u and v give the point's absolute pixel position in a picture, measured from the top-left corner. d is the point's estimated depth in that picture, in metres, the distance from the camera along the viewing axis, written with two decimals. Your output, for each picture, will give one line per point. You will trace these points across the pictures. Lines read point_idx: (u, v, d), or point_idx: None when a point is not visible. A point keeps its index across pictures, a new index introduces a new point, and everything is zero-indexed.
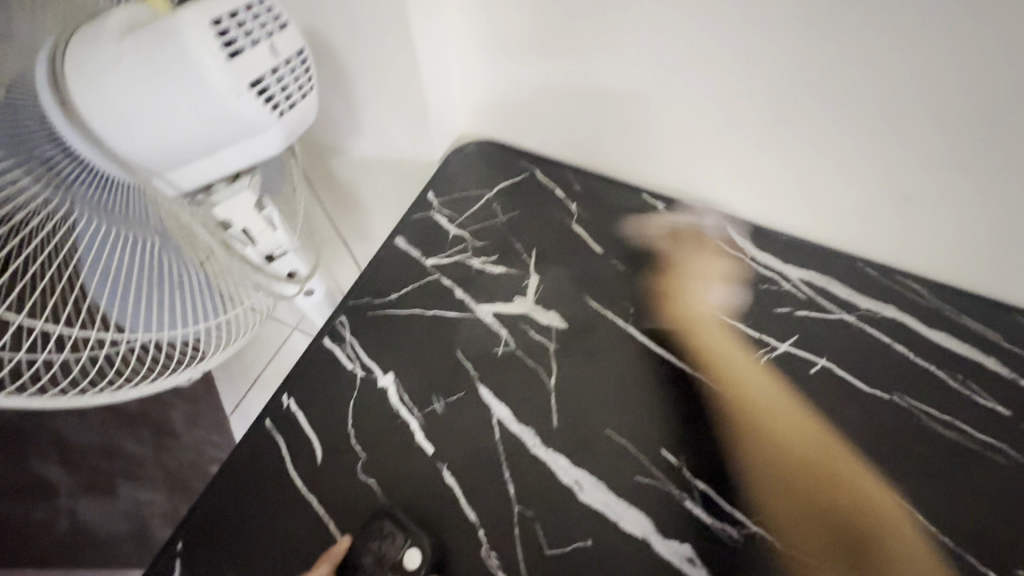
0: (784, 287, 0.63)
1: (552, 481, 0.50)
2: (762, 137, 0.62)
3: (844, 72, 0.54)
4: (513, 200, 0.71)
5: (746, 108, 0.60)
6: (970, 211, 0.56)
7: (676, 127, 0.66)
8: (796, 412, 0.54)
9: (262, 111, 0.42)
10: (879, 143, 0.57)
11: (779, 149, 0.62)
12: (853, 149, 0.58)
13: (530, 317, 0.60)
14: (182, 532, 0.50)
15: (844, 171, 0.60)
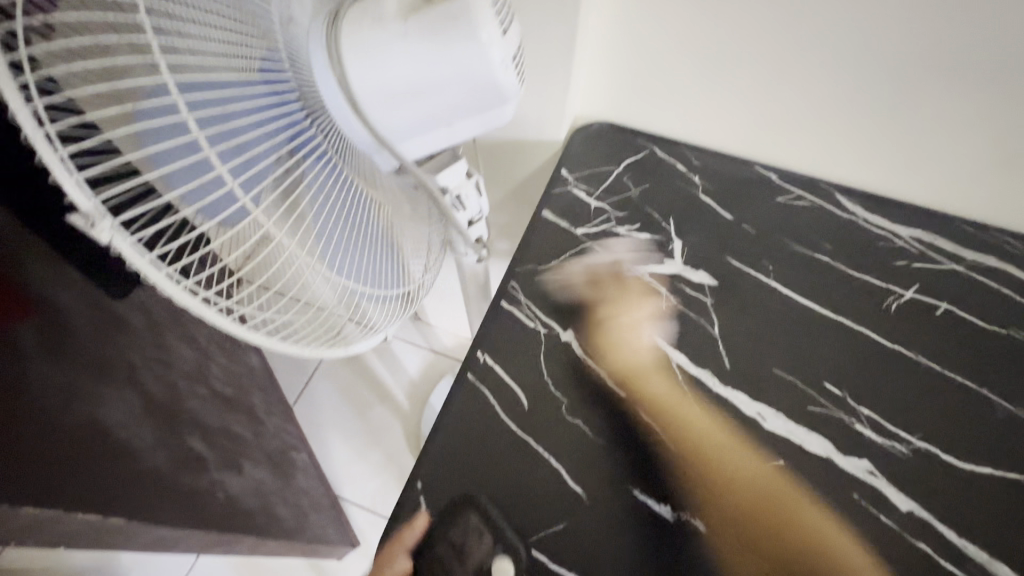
0: (898, 243, 0.71)
1: (738, 413, 0.57)
2: (882, 110, 0.69)
3: (975, 49, 0.60)
4: (641, 174, 0.77)
5: (871, 83, 0.67)
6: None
7: (797, 103, 0.72)
8: (934, 348, 0.62)
9: (515, 82, 0.47)
10: (997, 112, 0.64)
11: (895, 121, 0.69)
12: (969, 118, 0.65)
13: (683, 276, 0.67)
14: (417, 471, 0.55)
15: (957, 137, 0.68)
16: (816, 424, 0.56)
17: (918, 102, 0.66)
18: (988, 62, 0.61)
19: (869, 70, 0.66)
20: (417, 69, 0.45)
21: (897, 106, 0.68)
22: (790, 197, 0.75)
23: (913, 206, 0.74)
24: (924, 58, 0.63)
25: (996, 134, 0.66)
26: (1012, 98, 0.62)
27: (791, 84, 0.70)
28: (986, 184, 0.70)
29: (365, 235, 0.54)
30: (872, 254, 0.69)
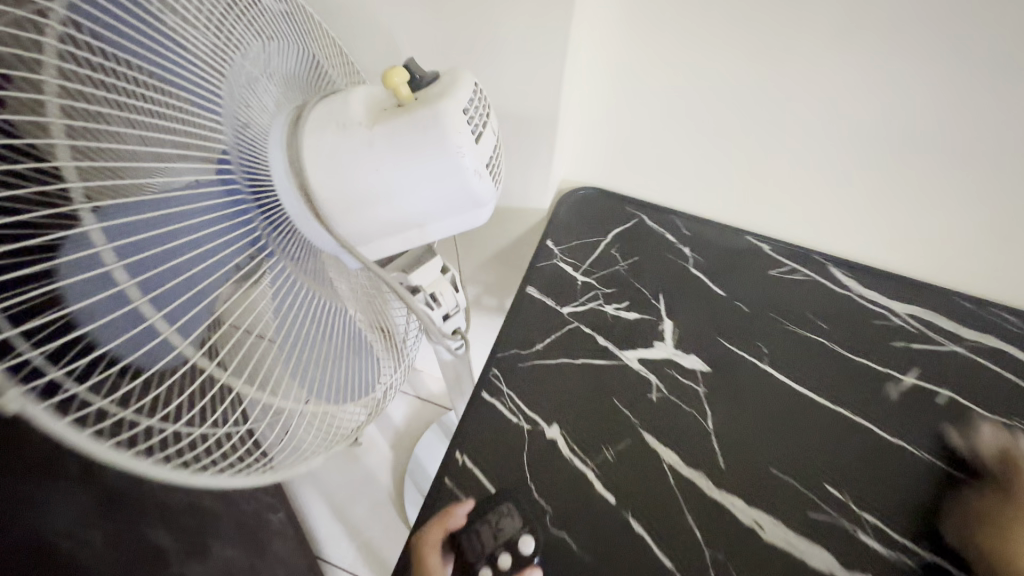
0: (895, 321, 0.68)
1: (734, 521, 0.53)
2: (878, 185, 0.66)
3: (976, 137, 0.58)
4: (629, 245, 0.74)
5: (867, 161, 0.65)
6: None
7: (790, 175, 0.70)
8: (937, 440, 0.59)
9: (489, 187, 0.44)
10: (996, 194, 0.62)
11: (890, 197, 0.67)
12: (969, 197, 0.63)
13: (674, 361, 0.63)
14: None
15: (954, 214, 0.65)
16: (817, 533, 0.52)
17: (913, 178, 0.64)
18: (987, 143, 0.58)
19: (861, 146, 0.64)
20: (386, 173, 0.41)
21: (893, 180, 0.65)
22: (784, 269, 0.72)
23: (910, 279, 0.72)
24: (917, 137, 0.61)
25: (996, 213, 0.63)
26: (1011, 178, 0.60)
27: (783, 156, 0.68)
28: (984, 260, 0.68)
29: (330, 340, 0.50)
30: (870, 333, 0.67)
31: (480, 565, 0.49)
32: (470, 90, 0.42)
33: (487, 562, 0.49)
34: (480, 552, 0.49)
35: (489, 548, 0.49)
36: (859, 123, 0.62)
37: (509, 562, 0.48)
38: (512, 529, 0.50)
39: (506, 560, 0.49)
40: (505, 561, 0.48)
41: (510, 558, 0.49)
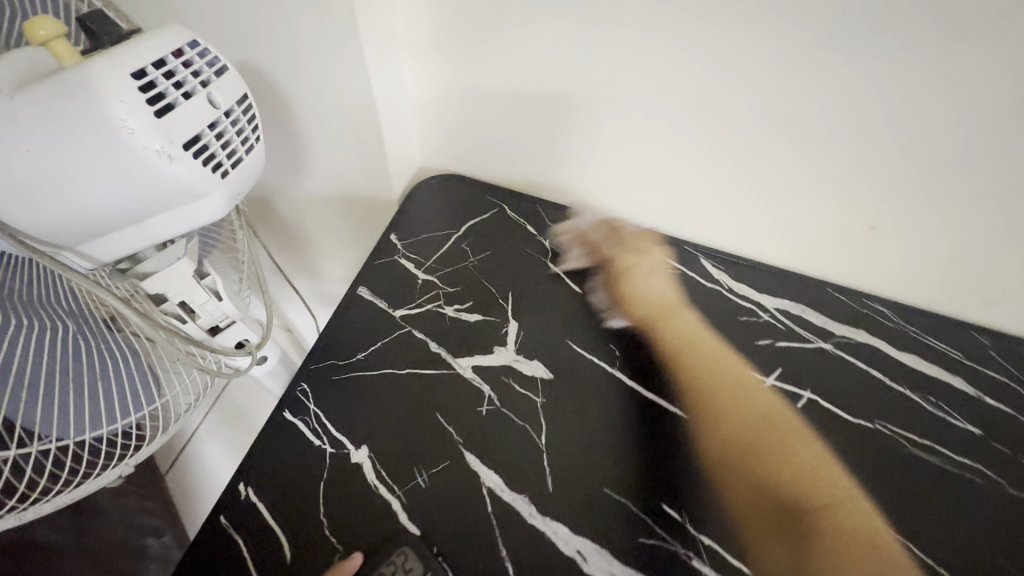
0: (763, 317, 0.62)
1: (552, 549, 0.46)
2: (736, 166, 0.61)
3: (815, 109, 0.54)
4: (483, 239, 0.66)
5: (716, 140, 0.59)
6: (936, 233, 0.58)
7: (645, 157, 0.64)
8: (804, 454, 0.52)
9: (204, 174, 0.35)
10: (850, 175, 0.57)
11: (752, 179, 0.61)
12: (828, 179, 0.58)
13: (513, 368, 0.56)
14: None
15: (816, 197, 0.60)
16: (645, 563, 0.46)
17: (775, 158, 0.58)
18: (843, 116, 0.54)
19: (711, 120, 0.58)
20: (43, 168, 0.32)
21: (755, 164, 0.60)
22: (650, 262, 0.66)
23: (783, 271, 0.67)
24: (768, 106, 0.55)
25: (863, 194, 0.58)
26: (872, 156, 0.55)
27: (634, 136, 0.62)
28: (858, 248, 0.62)
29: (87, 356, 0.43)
30: (734, 330, 0.61)
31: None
32: (157, 54, 0.33)
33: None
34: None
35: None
36: (704, 89, 0.56)
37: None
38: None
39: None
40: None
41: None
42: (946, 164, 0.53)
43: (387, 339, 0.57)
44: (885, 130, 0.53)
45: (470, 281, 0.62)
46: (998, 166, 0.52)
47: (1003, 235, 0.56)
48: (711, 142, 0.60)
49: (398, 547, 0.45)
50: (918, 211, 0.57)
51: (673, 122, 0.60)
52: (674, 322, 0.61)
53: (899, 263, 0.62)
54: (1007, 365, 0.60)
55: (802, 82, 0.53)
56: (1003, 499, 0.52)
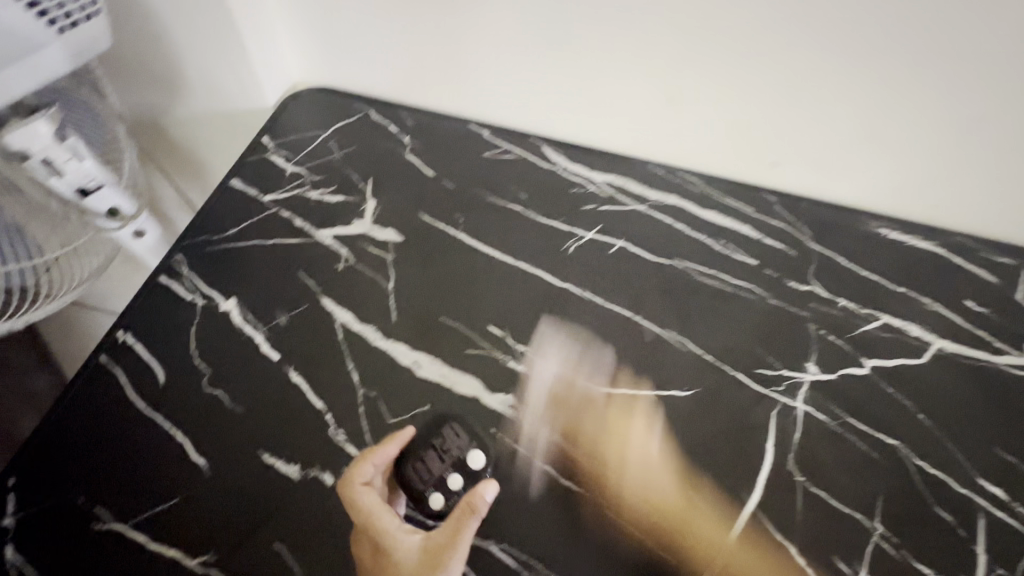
0: (591, 188, 0.73)
1: (393, 363, 0.56)
2: (552, 60, 0.69)
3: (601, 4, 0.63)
4: (348, 137, 0.74)
5: (531, 38, 0.68)
6: (715, 110, 0.69)
7: (480, 59, 0.72)
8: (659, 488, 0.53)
9: (42, 27, 0.46)
10: (641, 63, 0.67)
11: (568, 71, 0.70)
12: (625, 68, 0.68)
13: (369, 235, 0.65)
14: (20, 465, 0.50)
15: (620, 85, 0.70)
16: (470, 366, 0.57)
17: (579, 51, 0.68)
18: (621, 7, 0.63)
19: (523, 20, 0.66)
20: None
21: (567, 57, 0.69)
22: (498, 151, 0.76)
23: (614, 155, 0.77)
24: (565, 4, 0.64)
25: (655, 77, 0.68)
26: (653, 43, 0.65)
27: (465, 39, 0.70)
28: (665, 128, 0.73)
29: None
30: (564, 200, 0.72)
31: (429, 492, 0.48)
32: None
33: (435, 487, 0.48)
34: (425, 480, 0.49)
35: (435, 474, 0.49)
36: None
37: (460, 482, 0.49)
38: (461, 448, 0.50)
39: (457, 481, 0.49)
40: (454, 483, 0.49)
41: (460, 477, 0.49)
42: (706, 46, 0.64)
43: (256, 217, 0.65)
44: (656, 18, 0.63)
45: (335, 170, 0.70)
46: (744, 44, 0.63)
47: (765, 106, 0.67)
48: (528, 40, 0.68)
49: (447, 424, 0.52)
50: (699, 91, 0.68)
51: (493, 24, 0.68)
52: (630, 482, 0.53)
53: (697, 139, 0.74)
54: (785, 213, 0.74)
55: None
56: (767, 308, 0.65)
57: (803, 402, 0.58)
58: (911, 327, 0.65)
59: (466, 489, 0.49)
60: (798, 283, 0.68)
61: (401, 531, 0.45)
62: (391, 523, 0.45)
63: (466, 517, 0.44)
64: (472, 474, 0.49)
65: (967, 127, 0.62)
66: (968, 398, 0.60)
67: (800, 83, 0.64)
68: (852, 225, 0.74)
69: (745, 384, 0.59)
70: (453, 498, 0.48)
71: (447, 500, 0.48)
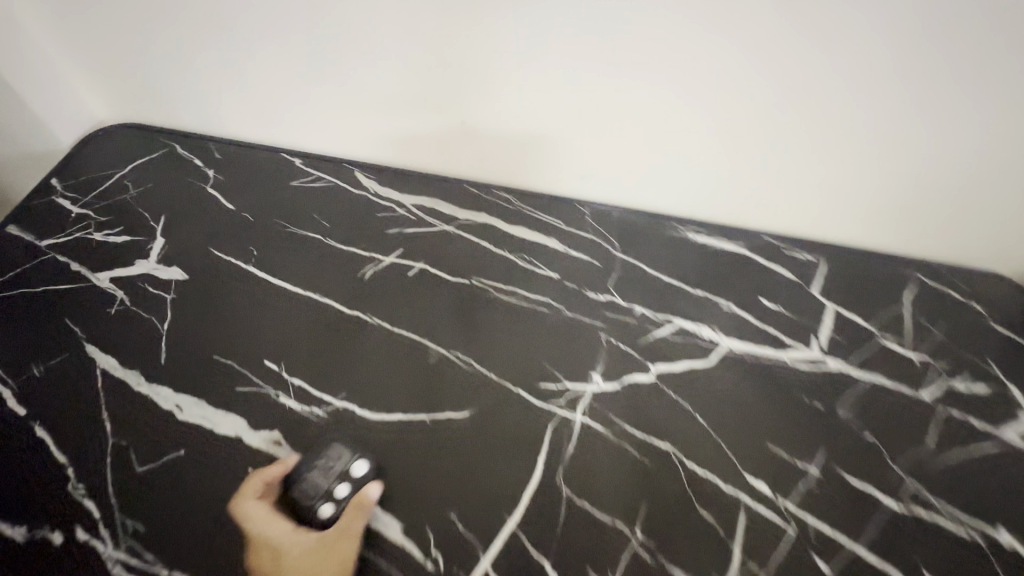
0: (399, 212, 0.73)
1: (150, 408, 0.54)
2: (343, 99, 0.70)
3: (377, 54, 0.64)
4: (148, 175, 0.73)
5: (318, 81, 0.68)
6: (522, 133, 0.70)
7: (274, 96, 0.71)
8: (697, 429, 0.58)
9: None
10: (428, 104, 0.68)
11: (362, 110, 0.71)
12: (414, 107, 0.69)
13: (150, 275, 0.63)
14: None
15: (415, 122, 0.71)
16: (237, 405, 0.55)
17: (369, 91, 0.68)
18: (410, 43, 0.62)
19: (305, 64, 0.66)
20: None
21: (364, 93, 0.68)
22: (307, 179, 0.75)
23: (429, 176, 0.78)
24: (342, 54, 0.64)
25: (444, 114, 0.69)
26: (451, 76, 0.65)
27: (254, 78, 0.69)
28: (474, 150, 0.74)
29: None
30: (369, 225, 0.71)
31: (318, 504, 0.49)
32: None
33: (324, 498, 0.50)
34: (310, 494, 0.50)
35: (318, 489, 0.50)
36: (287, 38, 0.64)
37: (345, 491, 0.50)
38: (343, 462, 0.52)
39: (344, 491, 0.50)
40: (340, 492, 0.50)
41: (346, 487, 0.50)
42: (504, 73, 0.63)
43: (28, 264, 0.63)
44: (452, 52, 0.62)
45: (125, 211, 0.69)
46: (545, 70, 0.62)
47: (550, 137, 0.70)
48: (322, 75, 0.67)
49: (327, 447, 0.53)
50: (501, 118, 0.69)
51: (278, 67, 0.67)
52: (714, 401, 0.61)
53: (509, 157, 0.74)
54: (596, 224, 0.76)
55: (370, 15, 0.60)
56: (559, 322, 0.65)
57: (581, 413, 0.58)
58: (702, 328, 0.67)
59: (353, 497, 0.50)
60: (597, 293, 0.68)
61: (296, 533, 0.48)
62: (283, 528, 0.49)
63: (356, 521, 0.49)
64: (354, 485, 0.51)
65: (768, 134, 0.65)
66: (747, 395, 0.62)
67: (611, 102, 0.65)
68: (660, 230, 0.76)
69: (524, 400, 0.59)
70: (342, 505, 0.50)
71: (337, 509, 0.50)
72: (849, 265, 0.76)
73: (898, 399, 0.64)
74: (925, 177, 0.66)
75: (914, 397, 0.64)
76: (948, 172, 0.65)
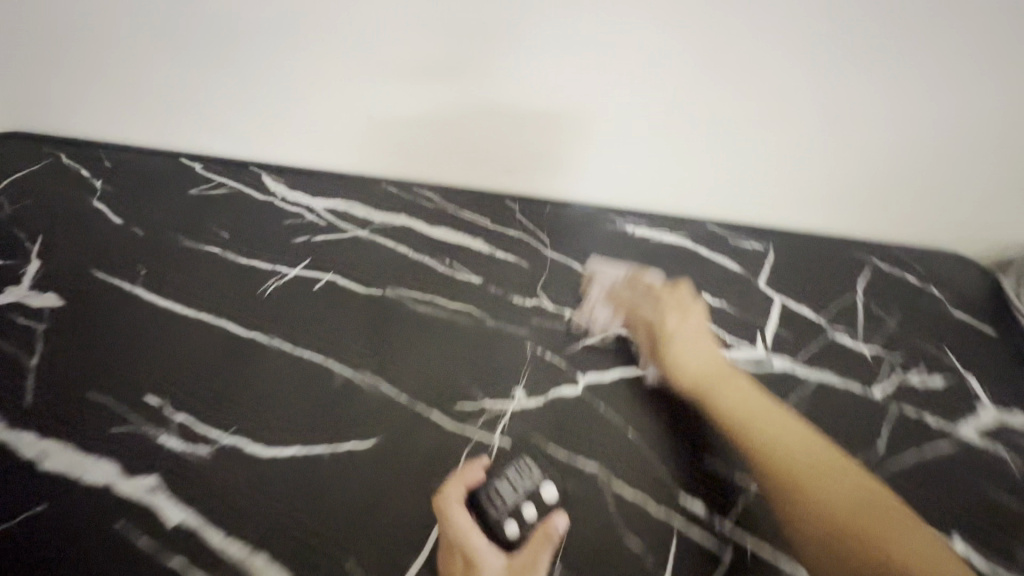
0: (308, 218, 0.67)
1: (8, 458, 0.48)
2: (246, 91, 0.65)
3: (280, 37, 0.60)
4: (26, 189, 0.66)
5: (219, 71, 0.64)
6: (439, 123, 0.65)
7: (169, 90, 0.66)
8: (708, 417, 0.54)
9: None
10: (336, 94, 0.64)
11: (265, 104, 0.66)
12: (322, 98, 0.64)
13: (20, 303, 0.57)
14: None
15: (323, 115, 0.66)
16: (109, 448, 0.49)
17: (274, 82, 0.64)
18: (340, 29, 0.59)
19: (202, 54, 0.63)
20: None
21: (280, 87, 0.64)
22: (207, 185, 0.68)
23: (344, 176, 0.71)
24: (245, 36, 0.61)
25: (352, 105, 0.65)
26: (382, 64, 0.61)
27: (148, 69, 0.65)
28: (392, 146, 0.68)
29: None
30: (273, 234, 0.65)
31: (502, 522, 0.48)
32: None
33: (511, 517, 0.48)
34: (500, 508, 0.48)
35: (508, 503, 0.49)
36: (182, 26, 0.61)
37: (533, 512, 0.48)
38: (535, 479, 0.50)
39: (532, 510, 0.49)
40: (528, 512, 0.48)
41: (535, 507, 0.49)
42: (447, 61, 0.60)
43: None
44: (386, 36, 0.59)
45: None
46: (486, 52, 0.59)
47: (468, 127, 0.66)
48: (221, 65, 0.63)
49: (514, 459, 0.51)
50: (415, 106, 0.64)
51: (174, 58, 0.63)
52: (715, 399, 0.56)
53: (428, 154, 0.69)
54: (526, 222, 0.70)
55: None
56: (480, 332, 0.60)
57: (500, 435, 0.54)
58: (637, 332, 0.62)
59: (544, 518, 0.49)
60: (524, 298, 0.63)
61: (488, 550, 0.47)
62: (481, 542, 0.47)
63: (544, 546, 0.47)
64: (546, 505, 0.49)
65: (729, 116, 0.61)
66: (682, 403, 0.57)
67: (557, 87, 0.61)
68: (595, 225, 0.70)
69: (438, 424, 0.54)
70: (530, 526, 0.48)
71: (523, 528, 0.48)
72: (799, 253, 0.71)
73: (846, 398, 0.59)
74: (868, 154, 0.63)
75: (863, 395, 0.60)
76: (912, 152, 0.62)
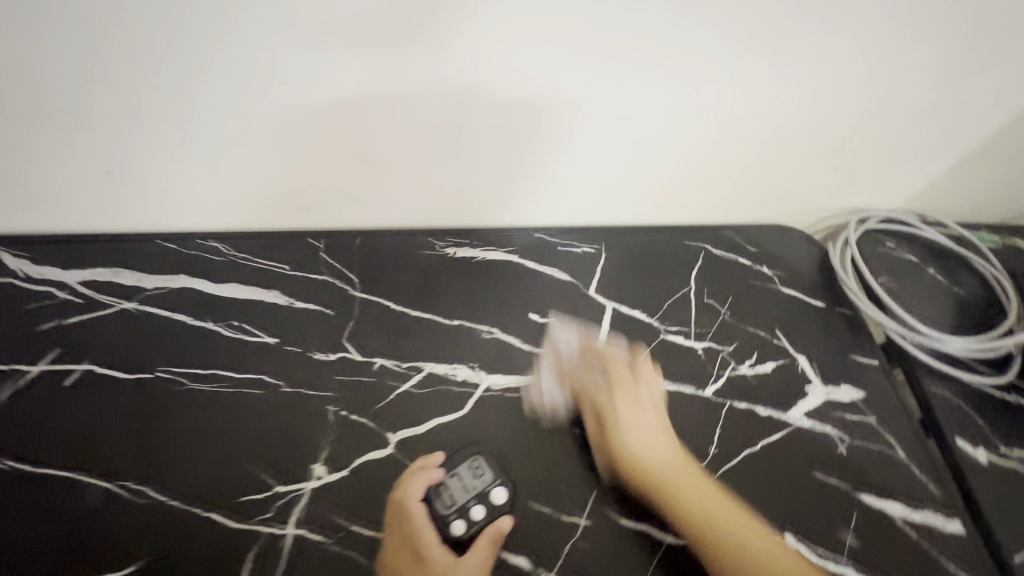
0: (59, 297, 0.56)
1: None
2: None
3: None
4: None
5: None
6: (203, 164, 0.55)
7: None
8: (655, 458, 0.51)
9: None
10: (55, 148, 0.52)
11: None
12: (40, 155, 0.52)
13: None
14: None
15: (52, 174, 0.54)
16: None
17: None
18: (23, 58, 0.46)
19: None
20: None
21: None
22: None
23: (101, 237, 0.59)
24: None
25: (84, 159, 0.53)
26: (105, 98, 0.49)
27: None
28: (148, 195, 0.57)
29: None
30: (11, 324, 0.54)
31: (452, 518, 0.47)
32: None
33: (458, 514, 0.47)
34: (447, 506, 0.47)
35: (458, 501, 0.48)
36: None
37: (483, 513, 0.47)
38: (485, 480, 0.49)
39: (480, 511, 0.48)
40: (477, 511, 0.47)
41: (483, 508, 0.48)
42: (182, 95, 0.50)
43: None
44: (95, 66, 0.47)
45: None
46: (237, 78, 0.49)
47: (240, 165, 0.56)
48: None
49: (469, 457, 0.50)
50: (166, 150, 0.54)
51: None
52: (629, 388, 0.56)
53: (197, 196, 0.58)
54: (331, 261, 0.62)
55: None
56: (273, 403, 0.52)
57: (295, 524, 0.46)
58: (457, 370, 0.56)
59: (491, 520, 0.48)
60: (326, 353, 0.56)
61: (438, 548, 0.46)
62: (431, 538, 0.46)
63: (491, 546, 0.46)
64: (495, 508, 0.48)
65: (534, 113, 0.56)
66: (506, 443, 0.53)
67: (332, 102, 0.52)
68: (411, 251, 0.64)
69: (218, 527, 0.46)
70: (476, 526, 0.47)
71: (469, 527, 0.47)
72: (630, 251, 0.68)
73: (679, 403, 0.57)
74: (685, 132, 0.61)
75: (696, 396, 0.58)
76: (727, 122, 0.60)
